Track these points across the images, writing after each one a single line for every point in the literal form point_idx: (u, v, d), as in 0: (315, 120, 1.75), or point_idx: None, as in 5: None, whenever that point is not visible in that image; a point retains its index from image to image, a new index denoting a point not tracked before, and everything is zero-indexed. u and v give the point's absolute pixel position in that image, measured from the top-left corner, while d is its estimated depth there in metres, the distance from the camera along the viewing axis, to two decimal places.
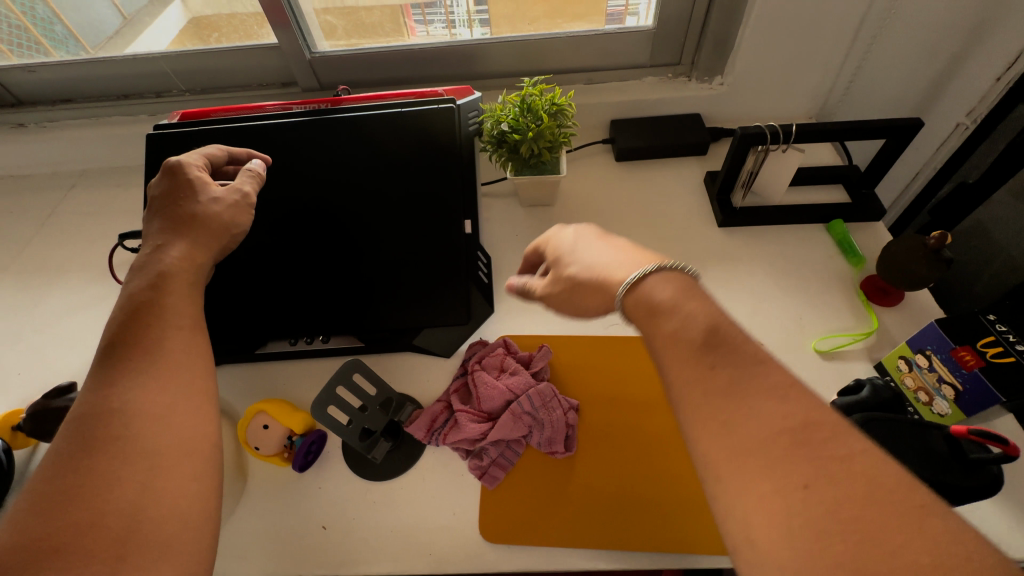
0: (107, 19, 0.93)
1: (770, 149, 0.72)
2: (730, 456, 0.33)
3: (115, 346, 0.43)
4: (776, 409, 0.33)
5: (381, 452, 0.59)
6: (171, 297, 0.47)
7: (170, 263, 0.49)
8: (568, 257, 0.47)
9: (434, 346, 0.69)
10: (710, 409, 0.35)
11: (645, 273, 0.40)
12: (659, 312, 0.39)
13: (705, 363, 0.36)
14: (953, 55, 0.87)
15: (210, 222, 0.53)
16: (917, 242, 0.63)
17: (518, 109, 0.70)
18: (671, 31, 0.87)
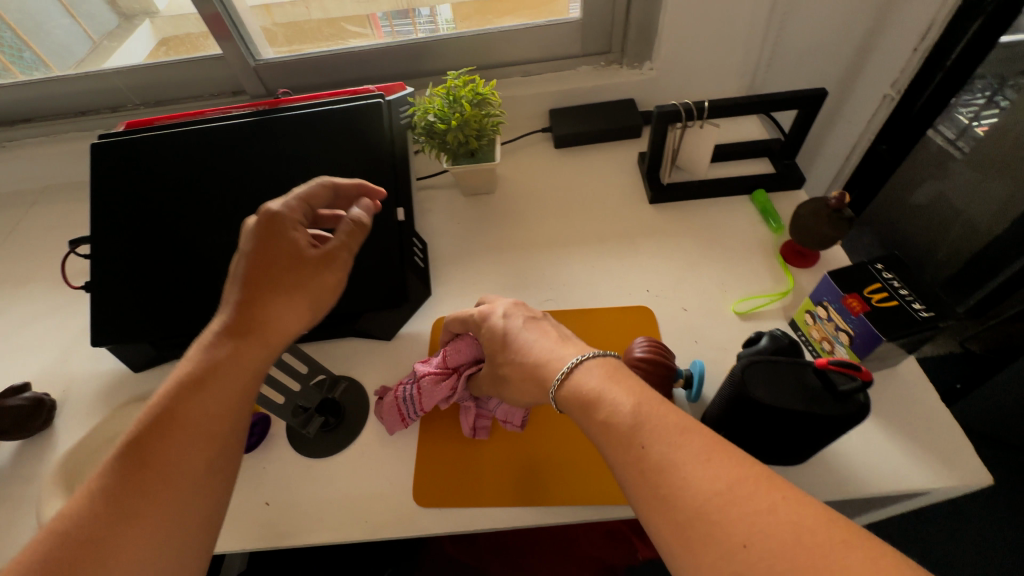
0: (76, 44, 0.97)
1: (687, 125, 0.76)
2: (664, 513, 0.35)
3: (146, 434, 0.40)
4: (703, 470, 0.35)
5: (315, 428, 0.62)
6: (218, 385, 0.43)
7: (228, 357, 0.44)
8: (508, 349, 0.55)
9: (375, 330, 0.73)
10: (642, 476, 0.37)
11: (573, 365, 0.47)
12: (600, 398, 0.43)
13: (638, 438, 0.38)
14: (868, 29, 0.92)
15: (291, 304, 0.49)
16: (820, 204, 0.67)
17: (445, 100, 0.74)
18: (597, 21, 0.91)
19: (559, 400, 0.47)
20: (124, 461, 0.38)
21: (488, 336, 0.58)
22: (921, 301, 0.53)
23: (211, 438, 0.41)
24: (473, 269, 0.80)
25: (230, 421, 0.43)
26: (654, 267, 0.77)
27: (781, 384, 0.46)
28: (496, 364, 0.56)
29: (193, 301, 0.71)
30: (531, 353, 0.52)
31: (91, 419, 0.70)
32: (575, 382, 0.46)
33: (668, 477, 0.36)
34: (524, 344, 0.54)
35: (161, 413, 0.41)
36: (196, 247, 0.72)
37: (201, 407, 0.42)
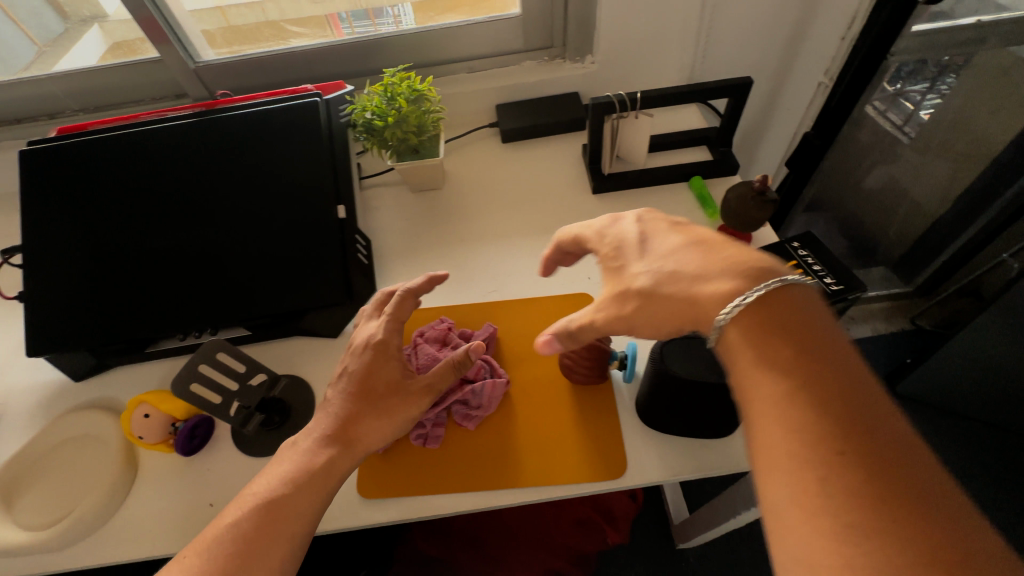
0: (21, 50, 0.94)
1: (622, 116, 0.78)
2: (809, 520, 0.30)
3: (248, 520, 0.46)
4: (901, 520, 0.29)
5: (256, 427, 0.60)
6: (303, 491, 0.49)
7: (323, 462, 0.51)
8: (640, 254, 0.47)
9: (320, 327, 0.73)
10: (803, 475, 0.32)
11: (763, 292, 0.38)
12: (802, 361, 0.36)
13: (840, 443, 0.32)
14: (797, 19, 0.95)
15: (382, 427, 0.54)
16: (746, 187, 0.70)
17: (382, 97, 0.75)
18: (536, 16, 0.92)
19: (731, 334, 0.39)
20: (225, 543, 0.45)
21: (613, 243, 0.50)
22: (833, 276, 0.57)
23: (296, 534, 0.47)
24: (421, 264, 0.81)
25: (314, 517, 0.49)
26: (597, 254, 0.79)
27: (698, 357, 0.50)
28: (626, 279, 0.46)
29: (133, 308, 0.70)
30: (684, 262, 0.44)
31: (30, 431, 0.68)
32: (770, 326, 0.37)
33: (892, 499, 0.29)
34: (667, 250, 0.45)
35: (265, 502, 0.48)
36: (134, 252, 0.71)
37: (292, 505, 0.48)
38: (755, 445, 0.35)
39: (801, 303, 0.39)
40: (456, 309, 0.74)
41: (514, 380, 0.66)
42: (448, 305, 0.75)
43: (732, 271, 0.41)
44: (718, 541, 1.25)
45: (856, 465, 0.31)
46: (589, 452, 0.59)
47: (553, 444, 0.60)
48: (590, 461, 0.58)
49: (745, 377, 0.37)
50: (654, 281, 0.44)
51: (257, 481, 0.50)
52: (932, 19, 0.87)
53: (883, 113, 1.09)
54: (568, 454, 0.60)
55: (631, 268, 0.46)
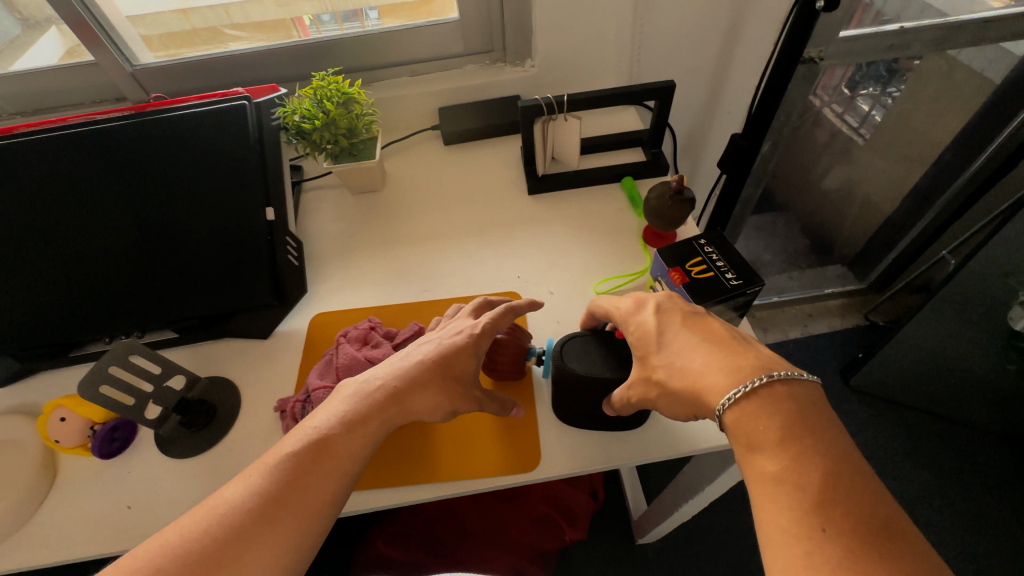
0: None
1: (551, 118, 0.80)
2: None
3: (303, 453, 0.46)
4: None
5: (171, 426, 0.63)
6: (358, 438, 0.49)
7: (380, 416, 0.51)
8: (657, 352, 0.49)
9: (249, 329, 0.73)
10: (786, 553, 0.36)
11: (756, 385, 0.42)
12: (786, 444, 0.39)
13: (819, 520, 0.36)
14: (730, 24, 0.98)
15: (438, 406, 0.53)
16: (664, 187, 0.72)
17: (311, 101, 0.75)
18: (475, 20, 0.94)
19: (732, 419, 0.42)
20: (278, 470, 0.45)
21: (633, 333, 0.52)
22: (733, 271, 0.59)
23: (341, 477, 0.47)
24: (356, 265, 0.82)
25: (357, 468, 0.49)
26: (528, 252, 0.80)
27: (592, 358, 0.57)
28: (649, 370, 0.49)
29: (58, 311, 0.70)
30: (693, 359, 0.46)
31: None
32: (763, 409, 0.41)
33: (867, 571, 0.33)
34: (681, 349, 0.48)
35: (318, 437, 0.48)
36: (56, 254, 0.71)
37: (339, 452, 0.48)
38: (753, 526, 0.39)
39: (795, 388, 0.42)
40: (386, 309, 0.75)
41: None
42: (378, 305, 0.76)
43: (729, 370, 0.44)
44: (672, 535, 1.27)
45: (840, 542, 0.35)
46: (505, 446, 0.61)
47: (470, 439, 0.62)
48: (504, 455, 0.60)
49: (742, 459, 0.42)
50: (661, 384, 0.48)
51: (315, 416, 0.50)
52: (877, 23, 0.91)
53: (841, 116, 1.16)
54: (485, 449, 0.61)
55: (644, 366, 0.50)
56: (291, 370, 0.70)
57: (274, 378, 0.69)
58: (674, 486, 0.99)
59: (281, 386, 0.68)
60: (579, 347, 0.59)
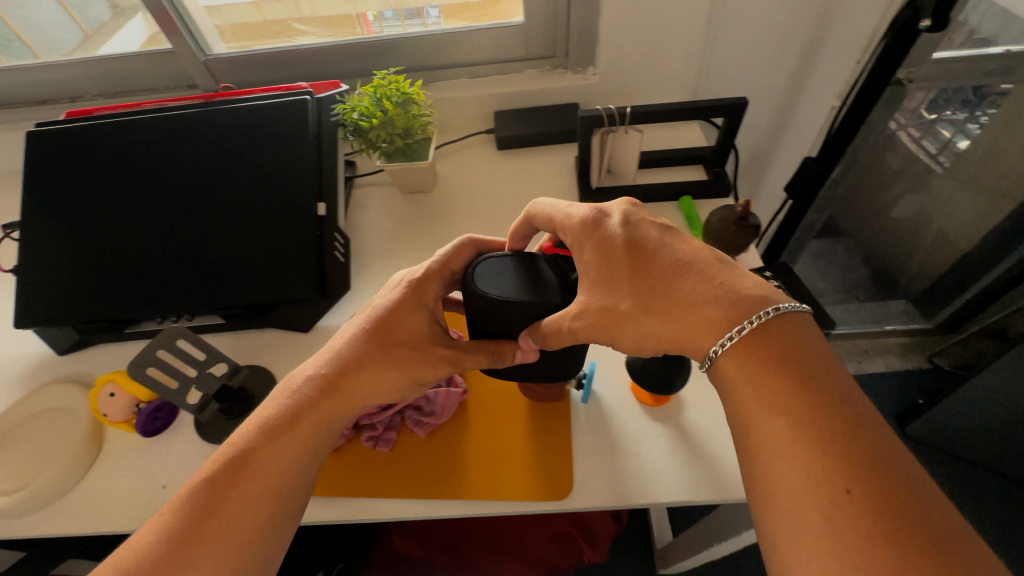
0: (68, 36, 1.00)
1: (611, 130, 0.77)
2: (814, 561, 0.32)
3: (221, 468, 0.45)
4: (903, 556, 0.30)
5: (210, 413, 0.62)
6: (284, 440, 0.47)
7: (308, 410, 0.49)
8: (630, 273, 0.45)
9: (292, 321, 0.73)
10: (802, 517, 0.33)
11: (763, 323, 0.39)
12: (801, 393, 0.37)
13: (844, 481, 0.33)
14: (809, 40, 0.92)
15: (390, 379, 0.51)
16: (728, 211, 0.68)
17: (370, 99, 0.75)
18: (539, 25, 0.92)
19: (733, 370, 0.40)
20: (197, 496, 0.44)
21: (599, 246, 0.48)
22: None
23: (274, 485, 0.46)
24: (399, 265, 0.81)
25: (293, 479, 0.47)
26: None
27: (507, 277, 0.52)
28: (619, 295, 0.45)
29: (114, 288, 0.72)
30: (682, 286, 0.43)
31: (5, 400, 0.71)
32: (764, 357, 0.39)
33: (893, 532, 0.31)
34: (664, 271, 0.44)
35: (239, 453, 0.46)
36: (122, 234, 0.73)
37: (267, 463, 0.46)
38: (760, 488, 0.37)
39: (795, 325, 0.40)
40: None
41: (474, 391, 0.65)
42: None
43: (728, 301, 0.41)
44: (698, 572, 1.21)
45: (863, 501, 0.32)
46: (536, 471, 0.58)
47: (502, 458, 0.60)
48: (537, 478, 0.58)
49: (743, 414, 0.39)
50: (634, 308, 0.44)
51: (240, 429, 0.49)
52: (973, 44, 0.84)
53: (917, 140, 1.06)
54: (517, 470, 0.59)
55: (614, 287, 0.46)
56: None
57: None
58: (705, 523, 0.94)
59: None
60: (494, 264, 0.53)
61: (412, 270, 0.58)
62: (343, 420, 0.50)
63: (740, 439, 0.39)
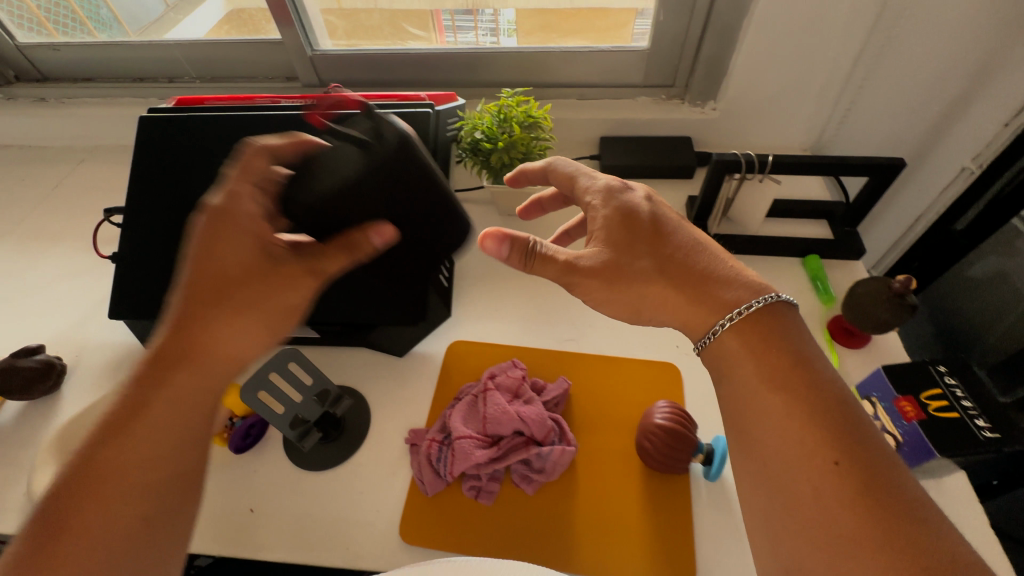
0: (151, 7, 1.00)
1: (746, 177, 0.71)
2: (801, 523, 0.37)
3: (66, 477, 0.38)
4: (878, 520, 0.35)
5: (310, 443, 0.57)
6: (145, 426, 0.41)
7: (162, 385, 0.42)
8: (649, 241, 0.51)
9: (386, 344, 0.69)
10: (793, 483, 0.39)
11: (765, 303, 0.47)
12: (799, 375, 0.42)
13: (833, 454, 0.38)
14: (954, 98, 0.83)
15: (252, 322, 0.46)
16: (881, 284, 0.62)
17: (494, 119, 0.71)
18: (664, 53, 0.87)
19: (734, 344, 0.46)
20: (39, 514, 0.37)
21: (622, 210, 0.53)
22: (986, 419, 0.48)
23: (145, 479, 0.40)
24: (498, 293, 0.76)
25: (167, 463, 0.41)
26: None
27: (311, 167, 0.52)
28: (634, 255, 0.51)
29: None
30: (697, 260, 0.51)
31: (91, 392, 0.69)
32: (767, 342, 0.45)
33: (872, 505, 0.36)
34: (682, 246, 0.51)
35: (82, 459, 0.39)
36: None
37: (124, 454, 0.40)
38: (756, 456, 0.42)
39: (786, 318, 0.47)
40: (534, 353, 0.68)
41: (587, 448, 0.60)
42: (522, 344, 0.70)
43: (749, 288, 0.48)
44: None
45: (849, 475, 0.37)
46: (656, 548, 0.54)
47: (619, 531, 0.55)
48: (660, 561, 0.53)
49: (741, 387, 0.45)
50: (651, 270, 0.50)
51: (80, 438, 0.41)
52: None
53: None
54: (636, 546, 0.54)
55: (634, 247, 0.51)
56: (424, 398, 0.66)
57: (405, 404, 0.65)
58: None
59: (413, 415, 0.64)
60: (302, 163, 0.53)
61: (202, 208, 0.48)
62: (215, 384, 0.44)
63: (737, 415, 0.44)
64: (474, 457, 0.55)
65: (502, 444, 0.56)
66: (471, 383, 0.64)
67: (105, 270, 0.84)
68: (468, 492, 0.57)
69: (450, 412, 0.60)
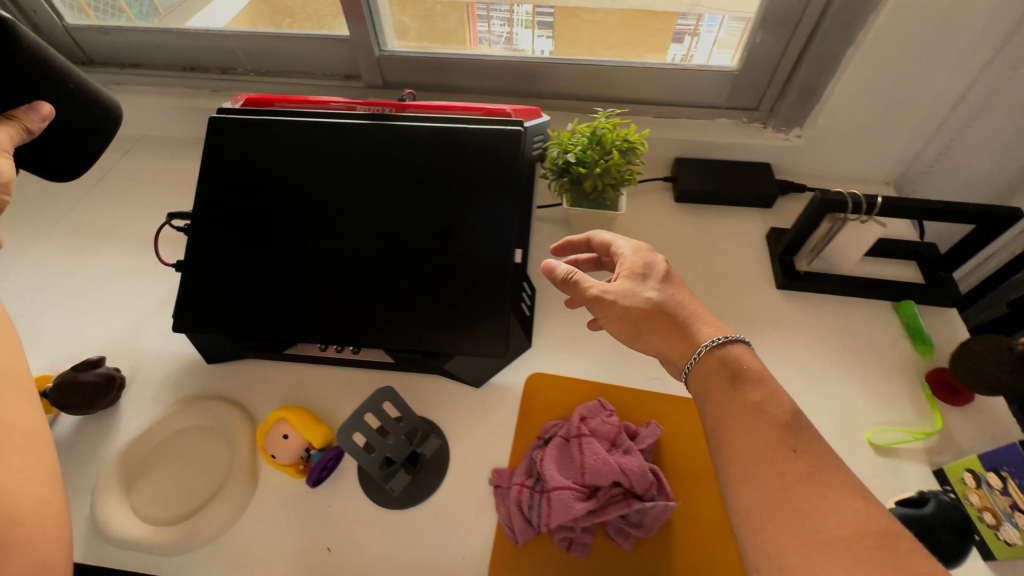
0: None
1: (849, 218, 0.67)
2: (770, 512, 0.39)
3: None
4: (831, 497, 0.38)
5: (397, 485, 0.55)
6: None
7: None
8: (657, 277, 0.53)
9: (464, 374, 0.66)
10: (760, 475, 0.41)
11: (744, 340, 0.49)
12: (760, 385, 0.46)
13: (790, 443, 0.41)
14: None
15: None
16: (1000, 344, 0.58)
17: (587, 141, 0.68)
18: (753, 75, 0.83)
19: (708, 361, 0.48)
20: None
21: (636, 251, 0.56)
22: None
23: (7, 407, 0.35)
24: (576, 323, 0.72)
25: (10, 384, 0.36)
26: (777, 364, 0.69)
27: None
28: (643, 287, 0.52)
29: (277, 302, 0.66)
30: (695, 303, 0.53)
31: (150, 407, 0.66)
32: (737, 358, 0.48)
33: (823, 490, 0.38)
34: (684, 290, 0.54)
35: None
36: (298, 247, 0.67)
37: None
38: (728, 458, 0.44)
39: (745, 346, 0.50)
40: (621, 393, 0.65)
41: (683, 502, 0.57)
42: (606, 381, 0.66)
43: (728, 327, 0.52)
44: None
45: (801, 462, 0.40)
46: None
47: None
48: None
49: (720, 404, 0.46)
50: (656, 300, 0.51)
51: None
52: None
53: None
54: None
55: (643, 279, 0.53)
56: (505, 435, 0.62)
57: (486, 441, 0.62)
58: None
59: (494, 453, 0.61)
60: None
61: None
62: None
63: (710, 421, 0.46)
64: (574, 511, 0.51)
65: (602, 497, 0.53)
66: (554, 423, 0.61)
67: (158, 273, 0.79)
68: (561, 544, 0.54)
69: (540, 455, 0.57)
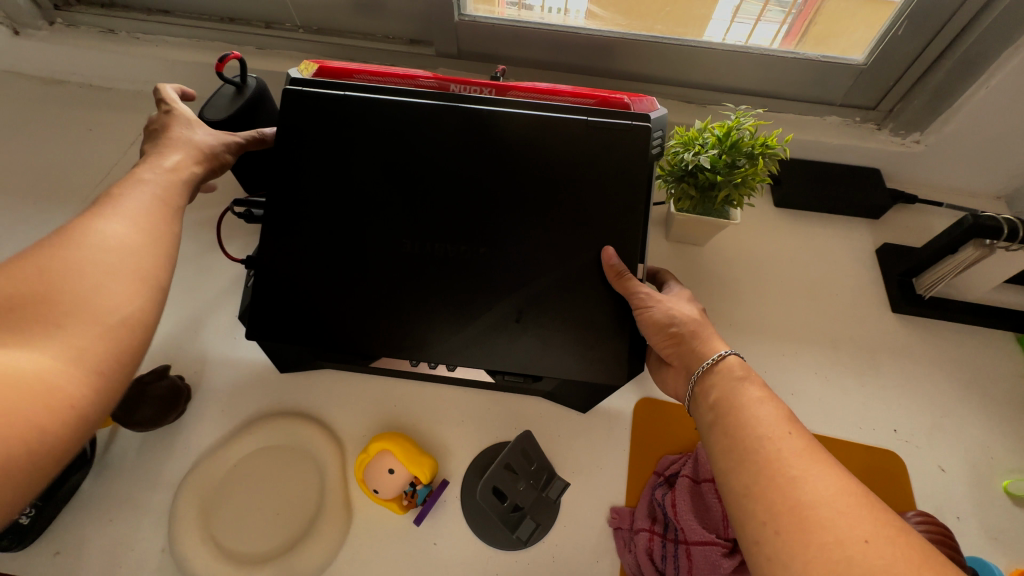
0: None
1: (998, 246, 0.61)
2: (762, 488, 0.35)
3: (108, 314, 0.34)
4: (817, 469, 0.35)
5: (524, 532, 0.53)
6: (124, 274, 0.36)
7: (131, 242, 0.37)
8: (695, 304, 0.56)
9: (570, 399, 0.60)
10: (754, 455, 0.37)
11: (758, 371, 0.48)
12: (764, 386, 0.43)
13: (786, 427, 0.38)
14: None
15: (149, 206, 0.41)
16: None
17: (720, 145, 0.60)
18: (881, 71, 0.75)
19: (717, 367, 0.45)
20: (120, 345, 0.34)
21: (676, 287, 0.59)
22: None
23: (143, 336, 0.36)
24: None
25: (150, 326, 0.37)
26: (901, 397, 0.64)
27: (221, 109, 0.60)
28: (677, 303, 0.55)
29: (361, 312, 0.58)
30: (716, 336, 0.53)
31: (221, 421, 0.59)
32: (744, 365, 0.45)
33: (812, 464, 0.35)
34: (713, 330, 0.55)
35: (107, 300, 0.34)
36: (383, 249, 0.59)
37: (74, 284, 0.34)
38: (724, 445, 0.40)
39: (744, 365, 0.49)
40: None
41: None
42: None
43: None
44: None
45: (793, 441, 0.37)
46: None
47: None
48: None
49: (723, 399, 0.43)
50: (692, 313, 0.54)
51: (87, 280, 0.34)
52: None
53: None
54: None
55: (684, 300, 0.56)
56: (620, 470, 0.57)
57: (600, 476, 0.57)
58: None
59: (610, 489, 0.56)
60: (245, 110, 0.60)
61: (205, 141, 0.51)
62: (89, 216, 0.38)
63: (710, 416, 0.43)
64: (723, 570, 0.48)
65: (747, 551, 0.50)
66: (672, 459, 0.57)
67: (211, 263, 0.70)
68: None
69: (669, 500, 0.53)
